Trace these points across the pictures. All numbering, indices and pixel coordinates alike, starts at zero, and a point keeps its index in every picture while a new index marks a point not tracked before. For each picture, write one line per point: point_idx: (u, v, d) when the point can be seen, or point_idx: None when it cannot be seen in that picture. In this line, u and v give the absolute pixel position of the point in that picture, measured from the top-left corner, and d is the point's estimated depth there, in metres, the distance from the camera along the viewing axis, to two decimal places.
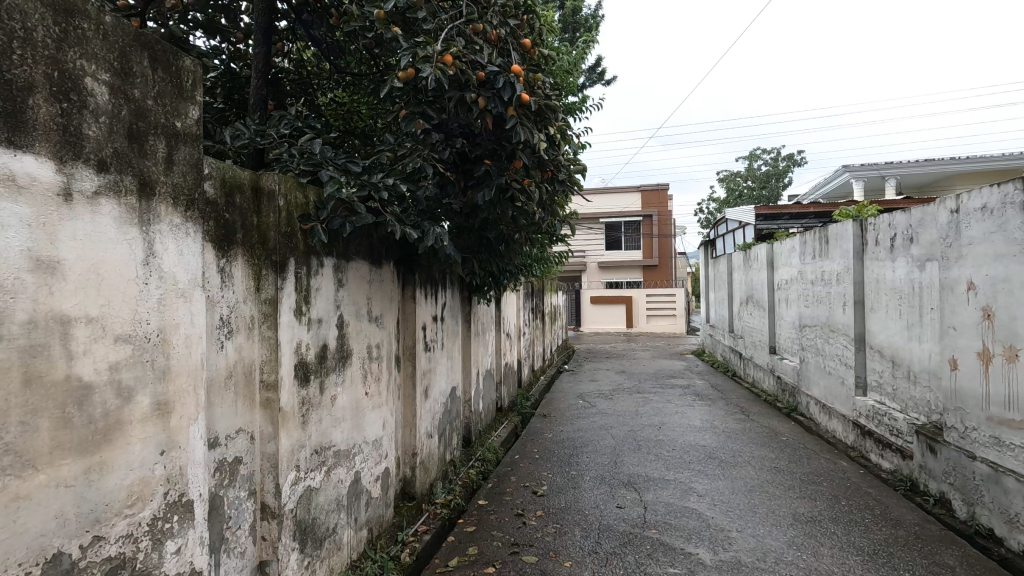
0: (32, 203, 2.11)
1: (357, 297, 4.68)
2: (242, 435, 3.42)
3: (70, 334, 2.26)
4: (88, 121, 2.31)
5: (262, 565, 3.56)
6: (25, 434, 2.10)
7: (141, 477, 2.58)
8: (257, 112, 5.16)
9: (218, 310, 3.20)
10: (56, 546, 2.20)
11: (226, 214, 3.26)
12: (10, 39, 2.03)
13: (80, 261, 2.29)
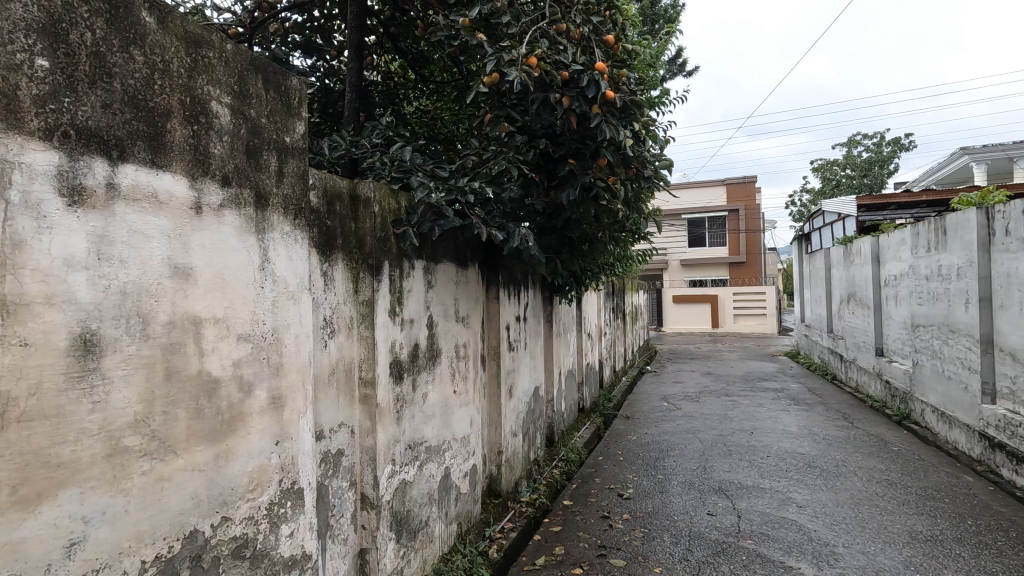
0: (170, 216, 2.36)
1: (445, 298, 4.83)
2: (344, 428, 3.63)
3: (202, 333, 2.50)
4: (213, 140, 2.56)
5: (362, 553, 3.76)
6: (167, 423, 2.35)
7: (260, 464, 2.82)
8: (351, 124, 5.46)
9: (322, 311, 3.42)
10: (192, 524, 2.45)
11: (328, 221, 3.48)
12: (152, 71, 2.29)
13: (208, 267, 2.54)
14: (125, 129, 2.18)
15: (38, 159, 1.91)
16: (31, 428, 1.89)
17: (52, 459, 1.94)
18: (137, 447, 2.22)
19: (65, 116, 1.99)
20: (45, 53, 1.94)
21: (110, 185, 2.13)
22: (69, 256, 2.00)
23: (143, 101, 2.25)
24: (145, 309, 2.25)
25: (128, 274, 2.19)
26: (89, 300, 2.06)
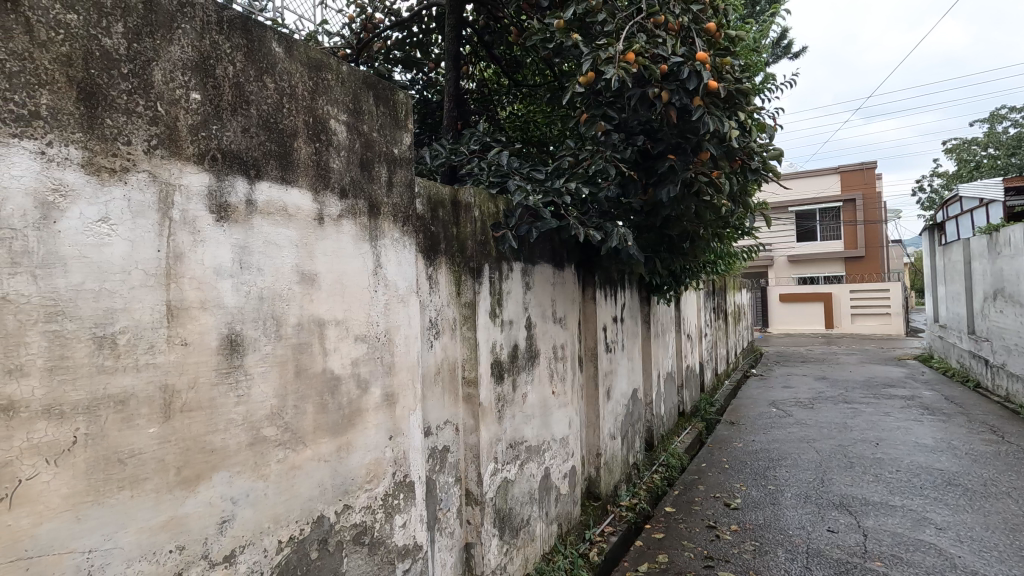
0: (298, 227, 2.58)
1: (543, 299, 4.86)
2: (449, 426, 3.77)
3: (325, 334, 2.72)
4: (332, 155, 2.77)
5: (467, 547, 3.88)
6: (298, 416, 2.57)
7: (375, 457, 3.00)
8: (450, 132, 5.66)
9: (428, 313, 3.58)
10: (320, 509, 2.67)
11: (432, 227, 3.63)
12: (280, 96, 2.52)
13: (329, 273, 2.75)
14: (260, 149, 2.42)
15: (194, 180, 2.17)
16: (192, 418, 2.14)
17: (207, 446, 2.19)
18: (273, 438, 2.45)
19: (213, 140, 2.24)
20: (198, 87, 2.19)
21: (249, 201, 2.37)
22: (218, 266, 2.24)
23: (275, 124, 2.48)
24: (278, 312, 2.48)
25: (264, 281, 2.43)
26: (234, 304, 2.30)
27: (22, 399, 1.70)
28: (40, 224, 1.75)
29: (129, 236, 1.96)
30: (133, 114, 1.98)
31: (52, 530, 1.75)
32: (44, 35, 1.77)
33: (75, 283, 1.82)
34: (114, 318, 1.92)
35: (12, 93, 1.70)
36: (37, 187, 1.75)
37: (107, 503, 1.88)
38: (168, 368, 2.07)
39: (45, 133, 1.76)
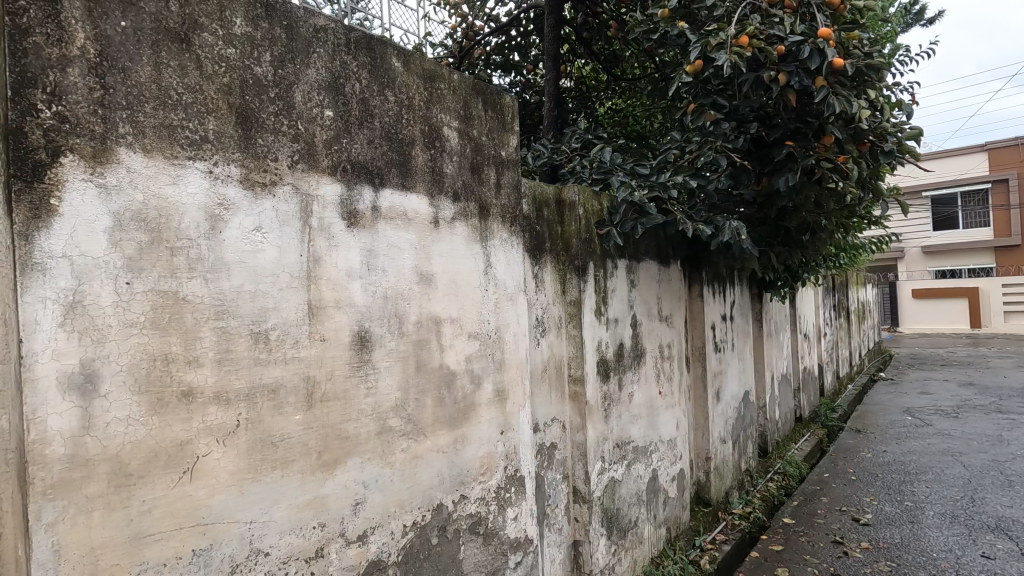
0: (416, 231, 2.74)
1: (648, 296, 4.73)
2: (556, 423, 3.81)
3: (441, 331, 2.85)
4: (446, 161, 2.90)
5: (576, 544, 3.89)
6: (419, 409, 2.73)
7: (488, 450, 3.10)
8: (550, 132, 5.70)
9: (534, 311, 3.64)
10: (439, 498, 2.80)
11: (537, 226, 3.69)
12: (400, 107, 2.68)
13: (444, 273, 2.88)
14: (383, 159, 2.60)
15: (329, 190, 2.38)
16: (330, 407, 2.35)
17: (342, 433, 2.39)
18: (398, 428, 2.62)
19: (343, 153, 2.44)
20: (331, 105, 2.39)
21: (374, 208, 2.55)
22: (349, 268, 2.44)
23: (395, 134, 2.65)
24: (400, 310, 2.65)
25: (388, 281, 2.60)
26: (363, 303, 2.49)
27: (198, 386, 1.96)
28: (209, 233, 2.00)
29: (277, 242, 2.20)
30: (279, 134, 2.21)
31: (222, 501, 2.00)
32: (210, 69, 2.02)
33: (236, 284, 2.07)
34: (267, 316, 2.15)
35: (187, 121, 1.96)
36: (207, 202, 2.00)
37: (263, 480, 2.12)
38: (309, 361, 2.28)
39: (212, 155, 2.02)
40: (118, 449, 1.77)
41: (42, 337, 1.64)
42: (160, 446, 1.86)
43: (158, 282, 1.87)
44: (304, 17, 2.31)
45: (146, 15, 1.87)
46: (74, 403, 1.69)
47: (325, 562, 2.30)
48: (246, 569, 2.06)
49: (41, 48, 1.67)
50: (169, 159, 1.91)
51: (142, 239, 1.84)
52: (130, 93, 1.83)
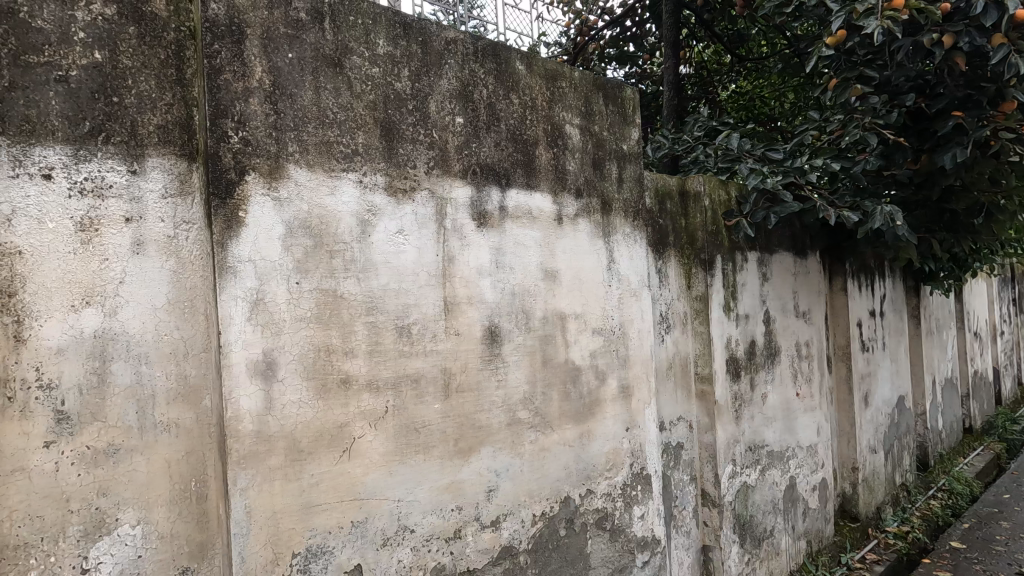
0: (541, 229, 2.80)
1: (783, 290, 4.39)
2: (683, 422, 3.69)
3: (567, 327, 2.89)
4: (568, 158, 2.93)
5: (706, 549, 3.74)
6: (546, 402, 2.79)
7: (614, 447, 3.08)
8: (670, 122, 5.50)
9: (658, 307, 3.55)
10: (566, 491, 2.85)
11: (660, 220, 3.60)
12: (524, 109, 2.76)
13: (568, 270, 2.92)
14: (509, 160, 2.69)
15: (461, 193, 2.52)
16: (464, 397, 2.49)
17: (476, 423, 2.52)
18: (527, 420, 2.71)
19: (473, 157, 2.56)
20: (461, 112, 2.53)
21: (501, 208, 2.65)
22: (479, 266, 2.56)
23: (520, 135, 2.74)
24: (527, 306, 2.73)
25: (516, 278, 2.69)
26: (493, 299, 2.61)
27: (354, 374, 2.18)
28: (361, 236, 2.22)
29: (416, 244, 2.37)
30: (417, 142, 2.38)
31: (374, 479, 2.21)
32: (359, 88, 2.23)
33: (383, 283, 2.27)
34: (409, 312, 2.33)
35: (341, 136, 2.18)
36: (358, 209, 2.21)
37: (408, 462, 2.31)
38: (446, 354, 2.43)
39: (362, 166, 2.23)
40: (293, 428, 2.03)
41: (235, 330, 1.92)
42: (325, 426, 2.10)
43: (320, 282, 2.11)
44: (437, 32, 2.47)
45: (307, 46, 2.12)
46: (259, 386, 1.96)
47: (462, 543, 2.45)
48: (396, 542, 2.26)
49: (229, 83, 1.95)
50: (328, 171, 2.14)
51: (308, 243, 2.09)
52: (297, 116, 2.08)
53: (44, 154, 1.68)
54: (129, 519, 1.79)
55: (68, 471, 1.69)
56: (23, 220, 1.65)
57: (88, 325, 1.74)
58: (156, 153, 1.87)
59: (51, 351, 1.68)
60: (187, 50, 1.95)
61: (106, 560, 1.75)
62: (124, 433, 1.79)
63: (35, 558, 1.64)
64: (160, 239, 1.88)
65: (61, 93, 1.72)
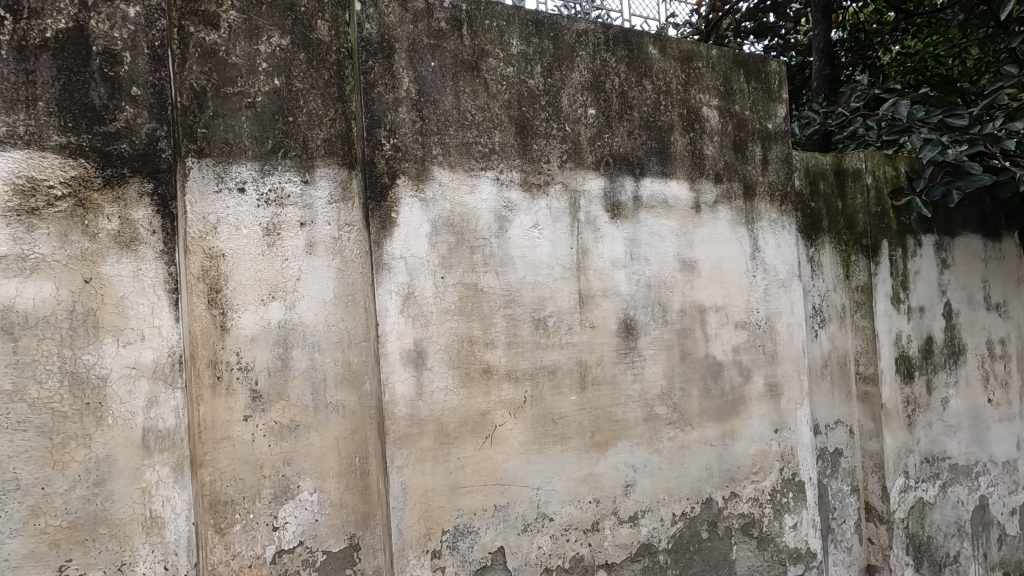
0: (678, 218, 2.69)
1: (970, 278, 3.75)
2: (840, 427, 3.33)
3: (706, 320, 2.74)
4: (706, 142, 2.78)
5: (871, 569, 3.34)
6: (685, 399, 2.67)
7: (762, 449, 2.86)
8: (821, 96, 4.96)
9: (809, 299, 3.25)
10: (708, 492, 2.71)
11: (811, 203, 3.29)
12: (658, 95, 2.67)
13: (708, 260, 2.76)
14: (643, 148, 2.62)
15: (594, 185, 2.50)
16: (601, 390, 2.48)
17: (612, 416, 2.50)
18: (665, 416, 2.62)
19: (606, 147, 2.53)
20: (593, 103, 2.51)
21: (636, 197, 2.59)
22: (614, 258, 2.53)
23: (653, 122, 2.65)
24: (664, 299, 2.64)
25: (651, 270, 2.61)
26: (628, 292, 2.56)
27: (494, 364, 2.27)
28: (498, 232, 2.30)
29: (551, 238, 2.40)
30: (550, 137, 2.41)
31: (515, 466, 2.29)
32: (495, 89, 2.32)
33: (520, 276, 2.33)
34: (545, 304, 2.37)
35: (479, 137, 2.28)
36: (496, 206, 2.30)
37: (547, 452, 2.35)
38: (581, 347, 2.44)
39: (498, 164, 2.31)
40: (441, 413, 2.17)
41: (391, 321, 2.10)
42: (470, 413, 2.22)
43: (462, 276, 2.23)
44: (568, 24, 2.47)
45: (448, 54, 2.24)
46: (411, 373, 2.13)
47: (601, 536, 2.44)
48: (536, 529, 2.32)
49: (382, 95, 2.13)
50: (468, 171, 2.25)
51: (451, 241, 2.21)
52: (440, 120, 2.22)
53: (239, 171, 1.97)
54: (308, 487, 2.04)
55: (262, 441, 1.98)
56: (225, 228, 1.95)
57: (273, 317, 2.01)
58: (323, 164, 2.10)
59: (247, 338, 1.96)
60: (346, 69, 2.15)
61: (291, 521, 2.01)
62: (302, 411, 2.04)
63: (239, 514, 1.93)
64: (327, 240, 2.10)
65: (250, 118, 2.00)
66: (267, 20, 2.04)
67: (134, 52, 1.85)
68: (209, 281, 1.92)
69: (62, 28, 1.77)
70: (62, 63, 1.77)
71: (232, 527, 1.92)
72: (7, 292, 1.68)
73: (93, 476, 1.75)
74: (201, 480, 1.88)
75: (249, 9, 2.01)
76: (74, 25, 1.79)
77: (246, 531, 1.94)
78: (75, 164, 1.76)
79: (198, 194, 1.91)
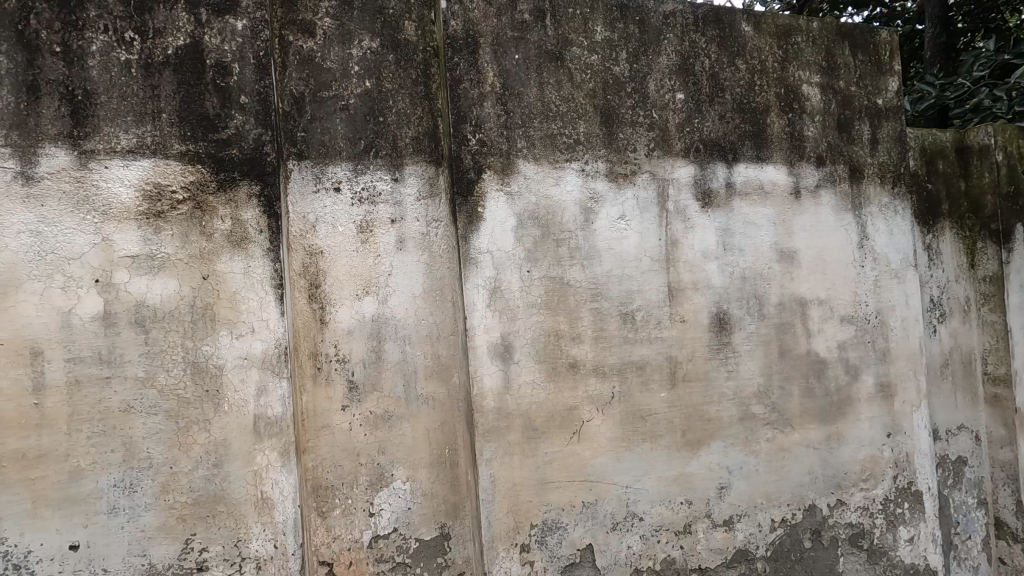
0: (776, 205, 2.52)
1: None
2: (965, 433, 3.00)
3: (808, 314, 2.55)
4: (807, 123, 2.58)
5: None
6: (784, 398, 2.50)
7: (872, 454, 2.63)
8: (936, 67, 4.50)
9: (926, 291, 2.97)
10: (811, 498, 2.53)
11: (927, 185, 2.98)
12: (752, 75, 2.51)
13: (810, 249, 2.56)
14: (736, 132, 2.47)
15: (683, 173, 2.39)
16: (692, 387, 2.37)
17: (705, 415, 2.39)
18: (761, 416, 2.46)
19: (696, 133, 2.41)
20: (682, 88, 2.40)
21: (728, 184, 2.45)
22: (705, 249, 2.41)
23: (747, 104, 2.49)
24: (761, 291, 2.48)
25: (746, 261, 2.47)
26: (721, 284, 2.43)
27: (581, 359, 2.23)
28: (584, 224, 2.25)
29: (638, 229, 2.32)
30: (636, 125, 2.33)
31: (603, 462, 2.24)
32: (579, 78, 2.27)
33: (607, 269, 2.27)
34: (633, 297, 2.30)
35: (564, 128, 2.24)
36: (582, 198, 2.25)
37: (636, 450, 2.29)
38: (671, 342, 2.35)
39: (583, 155, 2.26)
40: (528, 407, 2.17)
41: (479, 314, 2.12)
42: (557, 408, 2.20)
43: (548, 269, 2.21)
44: (654, 7, 2.38)
45: (531, 45, 2.23)
46: (499, 367, 2.14)
47: (694, 538, 2.35)
48: (626, 528, 2.26)
49: (467, 90, 2.15)
50: (553, 163, 2.22)
51: (536, 234, 2.20)
52: (524, 113, 2.20)
53: (335, 172, 2.05)
54: (401, 476, 2.09)
55: (358, 431, 2.05)
56: (323, 226, 2.03)
57: (367, 311, 2.07)
58: (412, 162, 2.13)
59: (343, 332, 2.04)
60: (432, 67, 2.18)
61: (386, 508, 2.07)
62: (395, 402, 2.09)
63: (338, 499, 2.01)
64: (416, 236, 2.13)
65: (343, 120, 2.07)
66: (358, 24, 2.11)
67: (242, 62, 1.98)
68: (309, 277, 2.01)
69: (181, 44, 1.93)
70: (181, 77, 1.92)
71: (332, 511, 2.00)
72: (139, 288, 1.85)
73: (212, 457, 1.89)
74: (305, 464, 1.97)
75: (342, 15, 2.09)
76: (191, 41, 1.94)
77: (346, 516, 2.02)
78: (193, 169, 1.91)
79: (298, 194, 2.01)
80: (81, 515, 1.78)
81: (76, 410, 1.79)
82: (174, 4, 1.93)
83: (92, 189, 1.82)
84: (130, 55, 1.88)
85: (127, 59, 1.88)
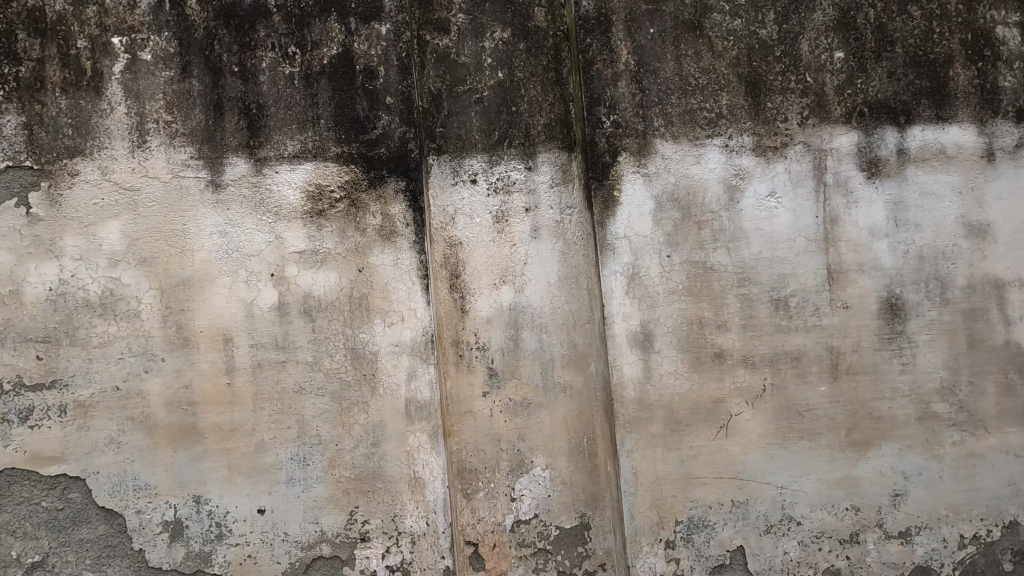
0: (962, 171, 2.16)
1: None
2: None
3: (1006, 298, 2.15)
4: (1003, 72, 2.17)
5: None
6: (975, 395, 2.15)
7: None
8: None
9: None
10: (1013, 514, 2.13)
11: None
12: (929, 22, 2.17)
13: (1009, 221, 2.16)
14: (910, 90, 2.15)
15: (844, 141, 2.14)
16: (858, 381, 2.12)
17: (874, 413, 2.12)
18: (945, 415, 2.14)
19: (859, 95, 2.14)
20: (841, 45, 2.14)
21: (900, 151, 2.14)
22: (872, 225, 2.14)
23: (923, 57, 2.16)
24: (943, 273, 2.15)
25: (924, 237, 2.14)
26: (892, 265, 2.14)
27: (728, 348, 2.09)
28: (729, 204, 2.10)
29: (791, 206, 2.12)
30: (787, 92, 2.12)
31: (754, 460, 2.09)
32: (720, 47, 2.11)
33: (755, 252, 2.10)
34: (786, 282, 2.11)
35: (704, 102, 2.10)
36: (726, 175, 2.10)
37: (791, 448, 2.10)
38: (832, 331, 2.11)
39: (726, 129, 2.10)
40: (671, 398, 2.08)
41: (617, 303, 2.08)
42: (701, 401, 2.08)
43: (690, 254, 2.09)
44: None
45: (667, 17, 2.11)
46: (638, 356, 2.08)
47: (862, 549, 2.11)
48: (781, 532, 2.08)
49: (601, 72, 2.10)
50: (693, 140, 2.10)
51: (676, 216, 2.09)
52: (661, 90, 2.10)
53: (472, 164, 2.10)
54: (540, 463, 2.09)
55: (499, 417, 2.08)
56: (461, 218, 2.09)
57: (504, 299, 2.10)
58: (545, 150, 2.11)
59: (483, 320, 2.09)
60: (563, 52, 2.13)
61: (527, 494, 2.08)
62: (533, 390, 2.09)
63: (482, 482, 2.07)
64: (550, 224, 2.11)
65: (478, 112, 2.10)
66: (491, 16, 2.12)
67: (386, 65, 2.09)
68: (450, 267, 2.09)
69: (334, 54, 2.08)
70: (335, 84, 2.07)
71: (477, 493, 2.07)
72: (306, 281, 2.04)
73: (371, 437, 2.04)
74: (450, 447, 2.07)
75: (475, 8, 2.12)
76: (342, 50, 2.08)
77: (489, 499, 2.07)
78: (348, 169, 2.06)
79: (439, 188, 2.09)
80: (266, 483, 2.01)
81: (260, 390, 2.01)
82: (327, 17, 2.08)
83: (266, 193, 2.03)
84: (292, 68, 2.06)
85: (291, 72, 2.06)
